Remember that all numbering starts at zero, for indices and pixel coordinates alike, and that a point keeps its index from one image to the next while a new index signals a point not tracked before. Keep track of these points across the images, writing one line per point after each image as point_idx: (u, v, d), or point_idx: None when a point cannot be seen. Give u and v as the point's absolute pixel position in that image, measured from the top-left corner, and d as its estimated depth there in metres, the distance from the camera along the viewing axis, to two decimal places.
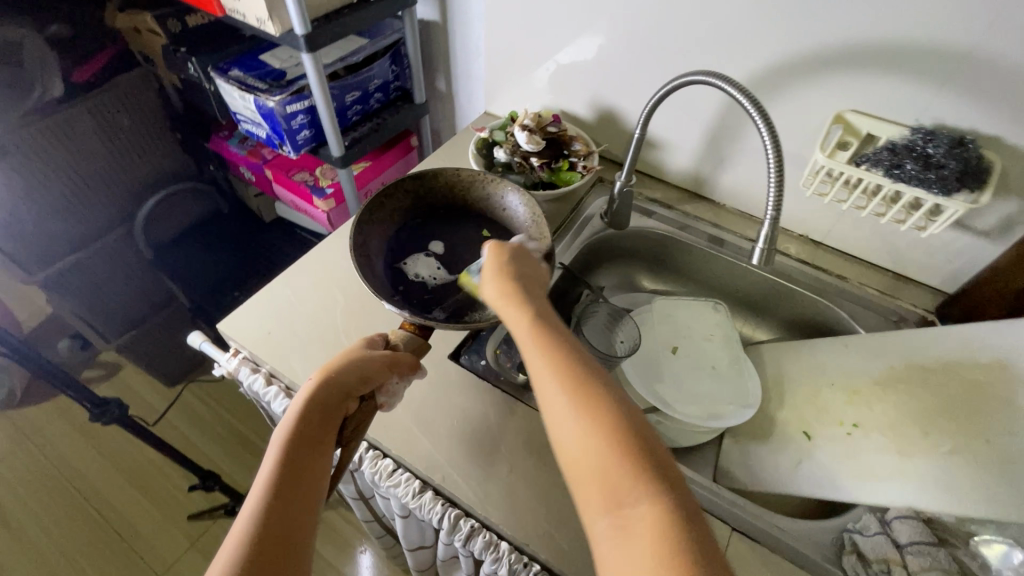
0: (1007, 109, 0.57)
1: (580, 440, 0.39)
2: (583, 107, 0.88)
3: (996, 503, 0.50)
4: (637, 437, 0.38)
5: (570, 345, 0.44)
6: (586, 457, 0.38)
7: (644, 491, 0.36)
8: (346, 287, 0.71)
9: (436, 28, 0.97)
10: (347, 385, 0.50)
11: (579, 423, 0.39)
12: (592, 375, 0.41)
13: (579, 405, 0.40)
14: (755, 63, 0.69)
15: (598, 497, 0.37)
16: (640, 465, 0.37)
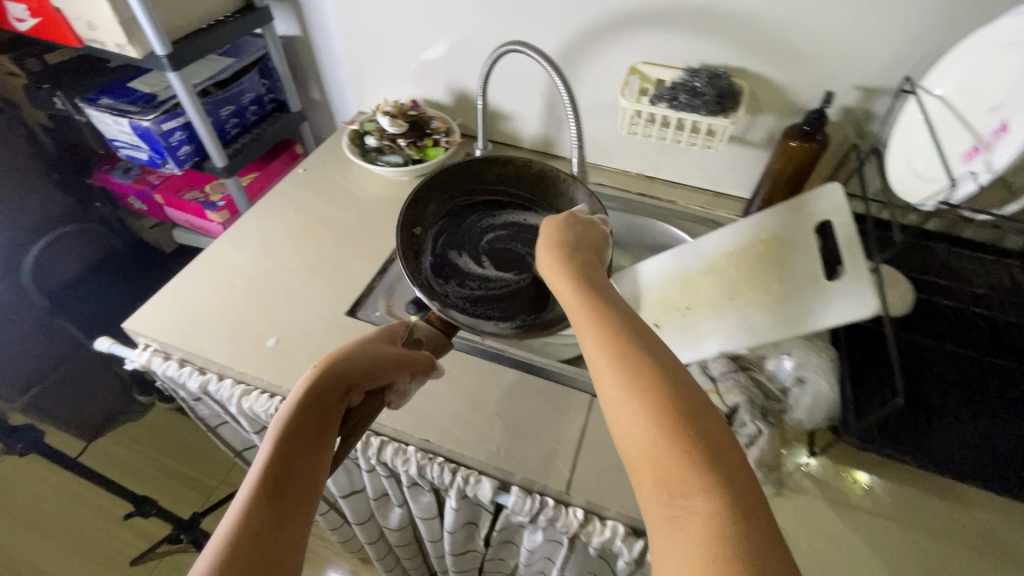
0: (742, 46, 0.76)
1: (638, 428, 0.37)
2: (441, 93, 1.01)
3: (779, 334, 0.64)
4: (697, 427, 0.36)
5: (634, 328, 0.43)
6: (641, 444, 0.36)
7: (702, 481, 0.33)
8: (244, 274, 0.78)
9: (299, 42, 1.06)
10: (350, 377, 0.48)
11: (635, 405, 0.38)
12: (651, 358, 0.40)
13: (639, 392, 0.38)
14: (563, 35, 0.84)
15: (652, 487, 0.35)
16: (698, 453, 0.35)
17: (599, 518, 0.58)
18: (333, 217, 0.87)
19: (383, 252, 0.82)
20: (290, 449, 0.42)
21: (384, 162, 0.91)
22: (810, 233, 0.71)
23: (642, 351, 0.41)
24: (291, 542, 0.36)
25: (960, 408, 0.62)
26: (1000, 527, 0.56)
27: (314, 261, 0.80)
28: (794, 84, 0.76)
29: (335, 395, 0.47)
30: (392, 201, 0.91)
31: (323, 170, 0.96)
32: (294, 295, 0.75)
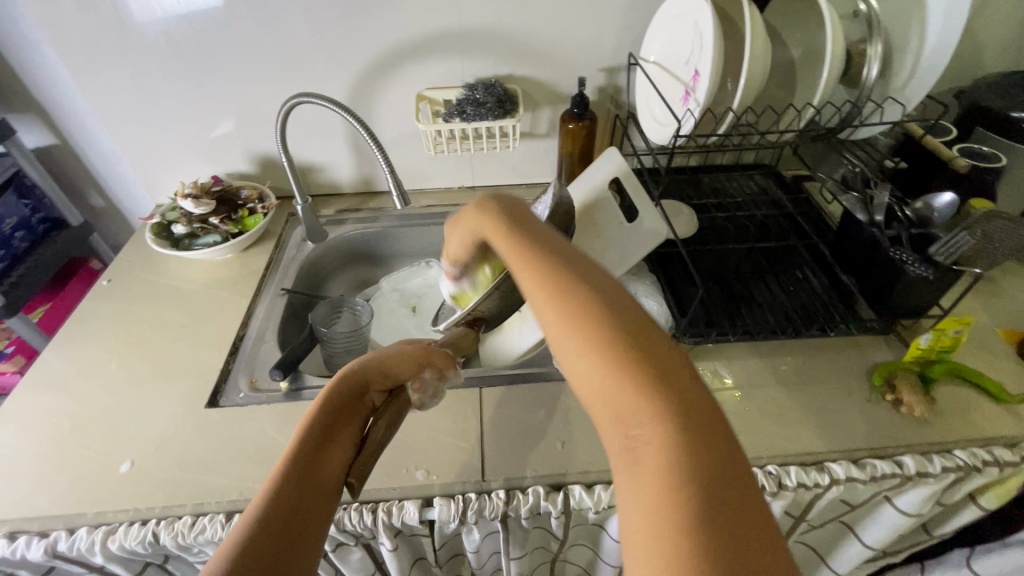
0: (503, 57, 0.88)
1: (580, 360, 0.30)
2: (244, 164, 0.99)
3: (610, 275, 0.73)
4: (645, 348, 0.28)
5: (612, 299, 0.30)
6: (590, 377, 0.29)
7: (653, 407, 0.27)
8: (68, 410, 0.68)
9: (60, 151, 0.96)
10: (368, 385, 0.46)
11: (637, 405, 0.27)
12: (636, 336, 0.29)
13: (573, 321, 0.30)
14: (347, 80, 0.89)
15: (609, 420, 0.29)
16: (644, 381, 0.27)
17: (520, 490, 0.61)
18: (159, 318, 0.80)
19: (230, 333, 0.78)
20: (309, 449, 0.39)
21: (202, 245, 0.89)
22: (607, 191, 0.79)
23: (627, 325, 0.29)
24: (311, 532, 0.35)
25: (752, 288, 0.79)
26: (804, 362, 0.72)
27: (153, 368, 0.73)
28: (554, 79, 0.90)
29: (355, 400, 0.45)
30: (224, 281, 0.86)
31: (131, 275, 0.87)
32: (137, 409, 0.68)
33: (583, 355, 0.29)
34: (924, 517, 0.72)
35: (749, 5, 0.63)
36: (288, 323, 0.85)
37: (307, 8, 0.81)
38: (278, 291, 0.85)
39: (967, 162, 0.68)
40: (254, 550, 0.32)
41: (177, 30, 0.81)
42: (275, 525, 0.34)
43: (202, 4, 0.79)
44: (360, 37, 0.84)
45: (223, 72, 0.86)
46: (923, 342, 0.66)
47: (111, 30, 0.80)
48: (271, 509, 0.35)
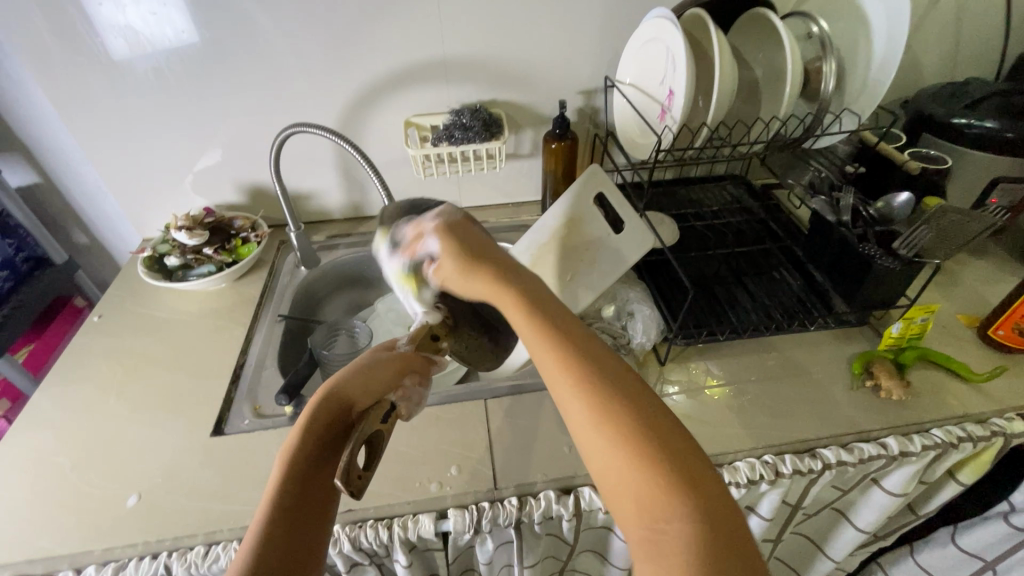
0: (487, 84, 0.92)
1: (614, 467, 0.35)
2: (233, 195, 1.00)
3: (603, 282, 0.77)
4: (675, 457, 0.35)
5: (646, 413, 0.36)
6: (624, 482, 0.35)
7: (683, 513, 0.33)
8: (67, 447, 0.67)
9: (43, 189, 0.95)
10: (350, 404, 0.46)
11: (669, 511, 0.33)
12: (667, 449, 0.35)
13: (615, 432, 0.35)
14: (336, 110, 0.92)
15: (638, 521, 0.34)
16: (672, 492, 0.33)
17: (531, 496, 0.63)
18: (156, 350, 0.80)
19: (229, 361, 0.78)
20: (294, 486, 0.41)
21: (196, 276, 0.89)
22: (592, 203, 0.81)
23: (659, 435, 0.35)
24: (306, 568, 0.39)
25: (733, 291, 0.83)
26: (788, 356, 0.76)
27: (153, 400, 0.73)
28: (535, 102, 0.95)
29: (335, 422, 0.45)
30: (219, 311, 0.86)
31: (123, 309, 0.86)
32: (140, 442, 0.67)
33: (622, 466, 0.35)
34: (909, 497, 0.76)
35: (716, 30, 0.69)
36: (286, 348, 0.85)
37: (296, 42, 0.84)
38: (275, 318, 0.86)
39: (918, 165, 0.75)
40: None
41: (166, 66, 0.83)
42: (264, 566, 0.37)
43: (192, 41, 0.81)
44: (348, 69, 0.87)
45: (213, 106, 0.88)
46: (895, 331, 0.71)
47: (99, 68, 0.81)
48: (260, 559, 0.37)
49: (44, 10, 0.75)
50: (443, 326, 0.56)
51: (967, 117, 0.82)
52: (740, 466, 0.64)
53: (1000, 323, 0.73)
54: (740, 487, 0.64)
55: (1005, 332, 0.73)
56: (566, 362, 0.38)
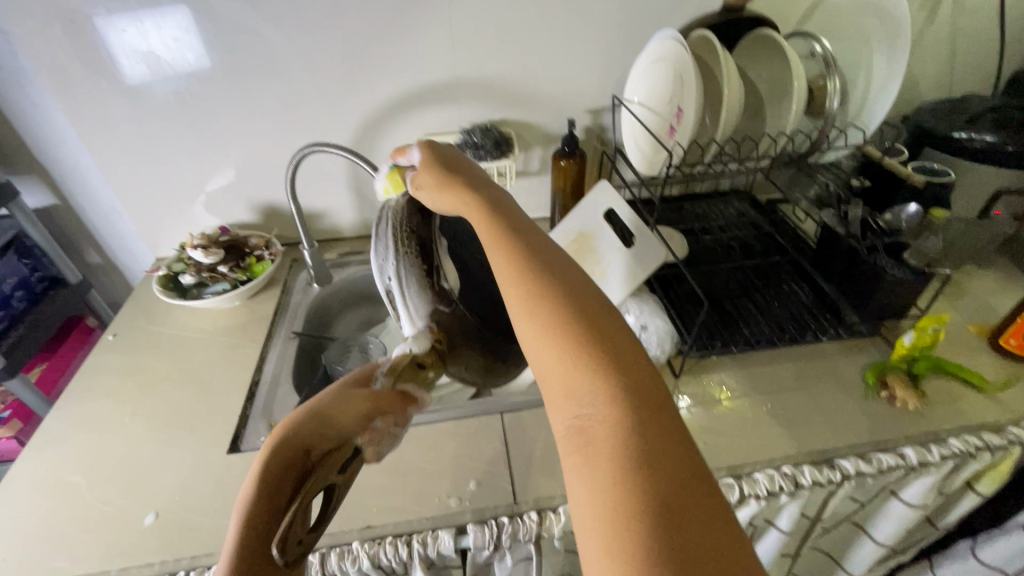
0: (497, 104, 0.94)
1: (547, 355, 0.35)
2: (246, 214, 1.01)
3: (615, 295, 0.78)
4: (606, 342, 0.34)
5: (579, 297, 0.36)
6: (555, 369, 0.34)
7: (608, 388, 0.32)
8: (84, 466, 0.66)
9: (60, 210, 0.97)
10: (314, 448, 0.38)
11: (595, 388, 0.33)
12: (596, 330, 0.34)
13: (546, 313, 0.35)
14: (349, 130, 0.94)
15: (563, 399, 0.34)
16: (598, 370, 0.33)
17: (550, 510, 0.63)
18: (171, 368, 0.80)
19: (244, 378, 0.78)
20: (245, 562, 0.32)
21: (211, 294, 0.89)
22: (602, 220, 0.84)
23: (590, 318, 0.35)
24: None
25: (744, 304, 0.84)
26: (802, 367, 0.77)
27: (169, 417, 0.72)
28: (544, 121, 0.97)
29: (295, 471, 0.37)
30: (233, 328, 0.87)
31: (137, 328, 0.87)
32: (156, 460, 0.67)
33: (549, 345, 0.35)
34: (928, 509, 0.76)
35: (723, 50, 0.71)
36: (300, 365, 0.85)
37: (312, 66, 0.86)
38: (289, 335, 0.86)
39: (922, 179, 0.77)
40: None
41: (186, 89, 0.85)
42: None
43: (211, 65, 0.83)
44: (362, 90, 0.90)
45: (229, 126, 0.90)
46: (907, 341, 0.72)
47: (121, 92, 0.83)
48: None
49: (70, 36, 0.77)
50: (432, 355, 0.55)
51: (968, 130, 0.84)
52: (759, 478, 0.64)
53: (1012, 332, 0.74)
54: (759, 499, 0.64)
55: (1017, 342, 0.74)
56: (506, 255, 0.39)
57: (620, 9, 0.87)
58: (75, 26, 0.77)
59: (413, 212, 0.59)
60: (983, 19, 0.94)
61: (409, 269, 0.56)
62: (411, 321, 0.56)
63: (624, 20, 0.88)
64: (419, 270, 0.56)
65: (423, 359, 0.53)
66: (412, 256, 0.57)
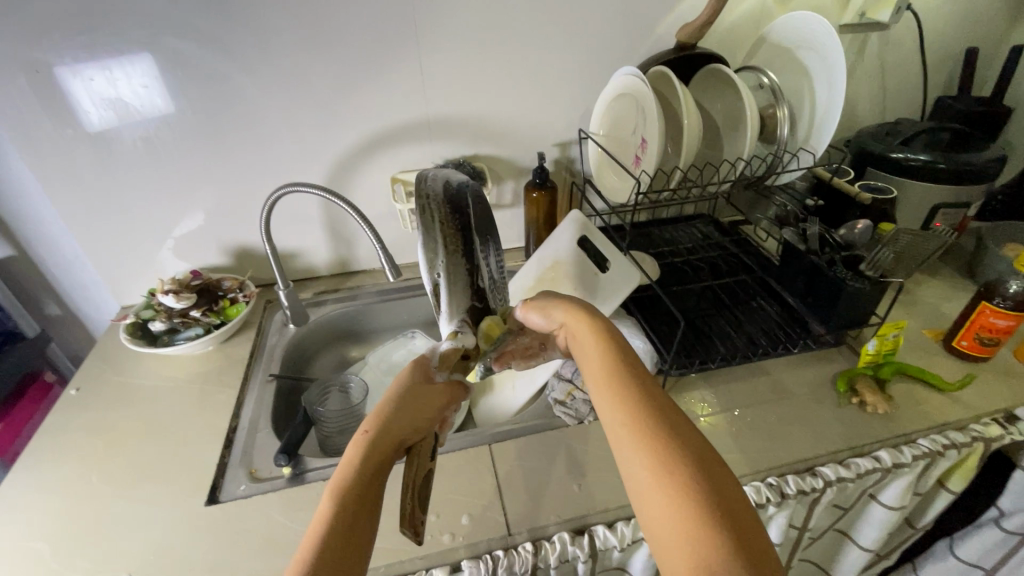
0: (470, 140, 0.97)
1: (656, 499, 0.37)
2: (218, 257, 0.99)
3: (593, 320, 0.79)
4: (721, 496, 0.37)
5: (693, 449, 0.39)
6: (667, 514, 0.36)
7: (721, 546, 0.34)
8: (48, 530, 0.62)
9: (18, 262, 0.93)
10: (403, 435, 0.45)
11: (713, 546, 0.34)
12: (712, 485, 0.37)
13: (659, 458, 0.38)
14: (324, 169, 0.95)
15: (675, 544, 0.35)
16: (713, 526, 0.35)
17: (545, 539, 0.62)
18: (142, 419, 0.77)
19: (220, 425, 0.75)
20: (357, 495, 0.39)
21: (183, 340, 0.86)
22: (576, 248, 0.86)
23: (702, 470, 0.38)
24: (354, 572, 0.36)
25: (716, 321, 0.87)
26: (776, 380, 0.79)
27: (141, 471, 0.69)
28: (515, 155, 1.01)
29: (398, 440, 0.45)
30: (207, 375, 0.84)
31: (103, 380, 0.83)
32: (129, 519, 0.63)
33: (659, 490, 0.37)
34: (906, 511, 0.78)
35: (680, 85, 0.76)
36: (278, 409, 0.83)
37: (285, 110, 0.87)
38: (266, 378, 0.84)
39: (869, 196, 0.84)
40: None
41: (155, 135, 0.84)
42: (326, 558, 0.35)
43: (182, 111, 0.83)
44: (335, 131, 0.91)
45: (199, 169, 0.89)
46: (871, 347, 0.76)
47: (86, 141, 0.82)
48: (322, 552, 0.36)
49: (34, 87, 0.76)
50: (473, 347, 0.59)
51: (904, 151, 0.92)
52: (746, 490, 0.66)
53: (963, 334, 0.79)
54: (749, 512, 0.65)
55: (968, 342, 0.79)
56: (618, 400, 0.43)
57: (581, 50, 0.92)
58: (39, 76, 0.76)
59: (455, 194, 0.58)
60: (908, 52, 1.03)
61: (456, 272, 0.59)
62: (448, 320, 0.60)
63: (585, 60, 0.93)
64: (464, 272, 0.59)
65: (470, 351, 0.58)
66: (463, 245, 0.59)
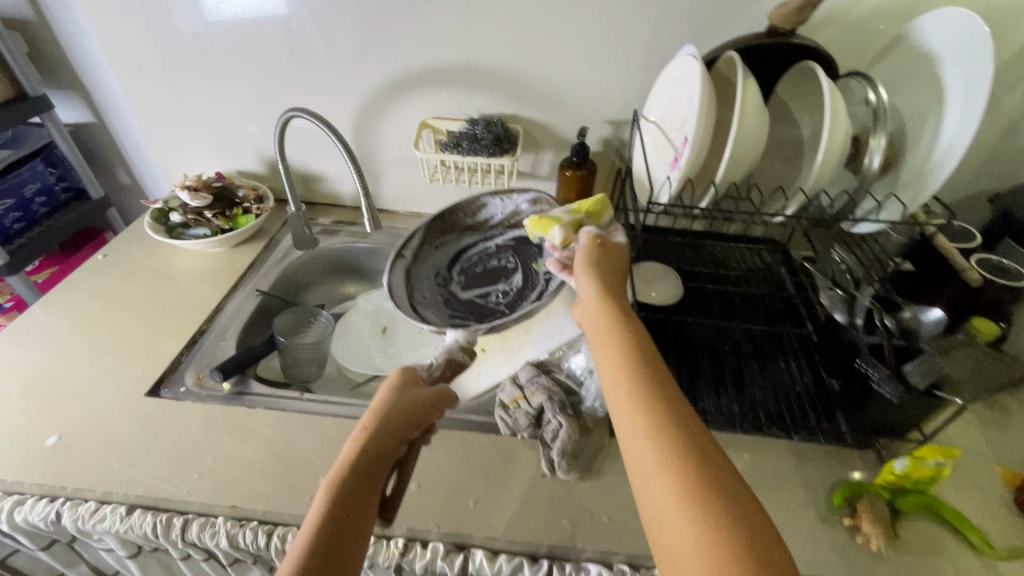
0: (511, 98, 0.87)
1: (614, 376, 0.44)
2: (255, 163, 1.02)
3: None
4: (658, 381, 0.43)
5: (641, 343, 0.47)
6: (620, 393, 0.43)
7: (654, 421, 0.40)
8: (25, 373, 0.71)
9: (95, 128, 1.03)
10: (407, 432, 0.53)
11: (646, 422, 0.40)
12: (654, 370, 0.44)
13: (617, 342, 0.47)
14: (357, 99, 0.91)
15: (628, 408, 0.41)
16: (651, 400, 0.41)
17: (421, 543, 0.59)
18: (139, 297, 0.83)
19: (191, 325, 0.79)
20: (354, 476, 0.47)
21: (193, 236, 0.90)
22: None
23: (646, 358, 0.45)
24: (358, 529, 0.44)
25: (714, 368, 0.74)
26: (761, 463, 0.66)
27: (114, 346, 0.75)
28: (559, 125, 0.89)
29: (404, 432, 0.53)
30: (205, 273, 0.88)
31: (125, 253, 0.91)
32: (84, 387, 0.69)
33: (617, 368, 0.44)
34: None
35: (743, 76, 0.60)
36: (256, 323, 0.85)
37: (325, 28, 0.83)
38: (253, 291, 0.86)
39: (981, 276, 0.64)
40: (336, 517, 0.43)
41: (205, 34, 0.86)
42: (338, 511, 0.44)
43: (229, 13, 0.83)
44: (373, 60, 0.86)
45: (242, 74, 0.90)
46: (898, 467, 0.59)
47: (147, 28, 0.86)
48: (333, 506, 0.44)
49: None
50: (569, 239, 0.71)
51: None
52: None
53: None
54: None
55: None
56: (595, 297, 0.52)
57: (658, 14, 0.75)
58: None
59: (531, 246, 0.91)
60: None
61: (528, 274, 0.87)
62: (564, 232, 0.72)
63: (662, 27, 0.77)
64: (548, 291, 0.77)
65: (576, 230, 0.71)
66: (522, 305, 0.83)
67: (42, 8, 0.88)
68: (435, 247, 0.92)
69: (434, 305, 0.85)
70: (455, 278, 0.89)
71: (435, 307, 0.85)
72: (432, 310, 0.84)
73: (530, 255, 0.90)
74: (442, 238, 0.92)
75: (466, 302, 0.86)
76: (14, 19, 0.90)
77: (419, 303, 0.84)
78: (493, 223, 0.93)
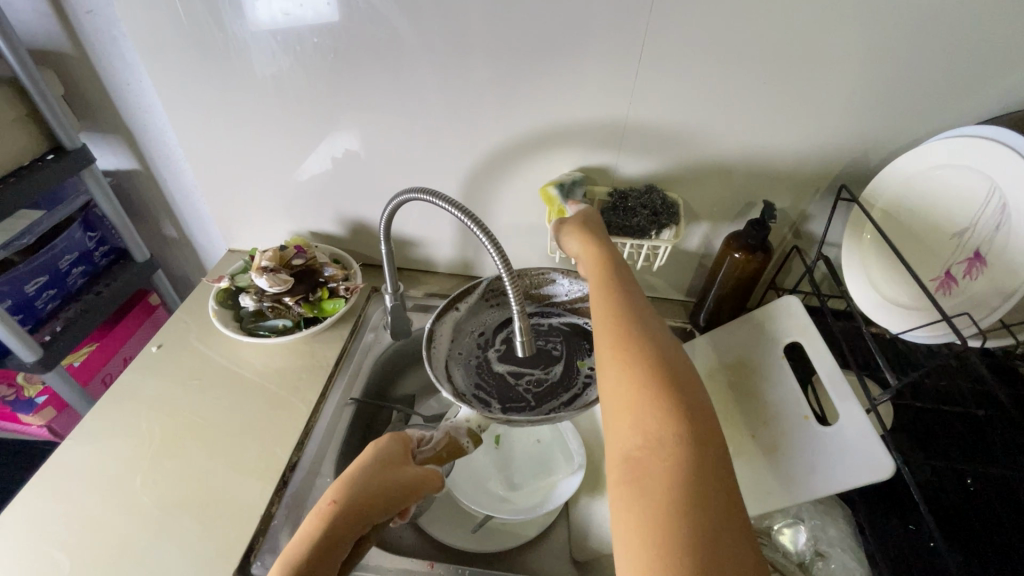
0: (672, 162, 0.69)
1: (612, 370, 0.43)
2: (333, 223, 0.85)
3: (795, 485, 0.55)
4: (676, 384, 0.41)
5: (646, 337, 0.44)
6: (619, 385, 0.42)
7: (663, 425, 0.39)
8: (74, 537, 0.54)
9: (141, 177, 0.85)
10: (382, 505, 0.48)
11: (649, 421, 0.39)
12: (668, 365, 0.42)
13: (622, 334, 0.45)
14: (473, 158, 0.73)
15: (627, 408, 0.40)
16: (654, 397, 0.40)
17: None
18: (207, 410, 0.66)
19: (278, 457, 0.62)
20: (324, 536, 0.44)
21: (267, 329, 0.74)
22: (777, 357, 0.63)
23: (654, 353, 0.43)
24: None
25: (983, 545, 0.57)
26: None
27: (183, 490, 0.59)
28: (726, 194, 0.71)
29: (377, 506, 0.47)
30: (284, 373, 0.71)
31: (184, 343, 0.74)
32: (151, 562, 0.53)
33: (613, 360, 0.43)
34: None
35: None
36: (351, 440, 0.69)
37: (445, 76, 0.65)
38: (346, 399, 0.70)
39: None
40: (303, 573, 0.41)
41: (290, 79, 0.68)
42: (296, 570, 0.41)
43: (325, 57, 0.65)
44: (501, 114, 0.68)
45: (330, 125, 0.72)
46: None
47: (214, 67, 0.68)
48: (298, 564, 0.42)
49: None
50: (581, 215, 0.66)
51: None
52: None
53: None
54: None
55: None
56: (603, 288, 0.50)
57: (916, 71, 0.56)
58: None
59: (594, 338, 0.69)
60: None
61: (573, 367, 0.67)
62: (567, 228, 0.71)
63: (914, 88, 0.57)
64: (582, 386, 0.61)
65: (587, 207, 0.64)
66: (551, 406, 0.62)
67: (82, 39, 0.70)
68: (490, 300, 0.70)
69: (456, 361, 0.66)
70: (498, 344, 0.69)
71: (457, 365, 0.66)
72: (455, 372, 0.65)
73: (585, 349, 0.68)
74: (502, 294, 0.71)
75: (497, 377, 0.67)
76: (46, 51, 0.72)
77: (449, 356, 0.66)
78: (554, 301, 0.70)
